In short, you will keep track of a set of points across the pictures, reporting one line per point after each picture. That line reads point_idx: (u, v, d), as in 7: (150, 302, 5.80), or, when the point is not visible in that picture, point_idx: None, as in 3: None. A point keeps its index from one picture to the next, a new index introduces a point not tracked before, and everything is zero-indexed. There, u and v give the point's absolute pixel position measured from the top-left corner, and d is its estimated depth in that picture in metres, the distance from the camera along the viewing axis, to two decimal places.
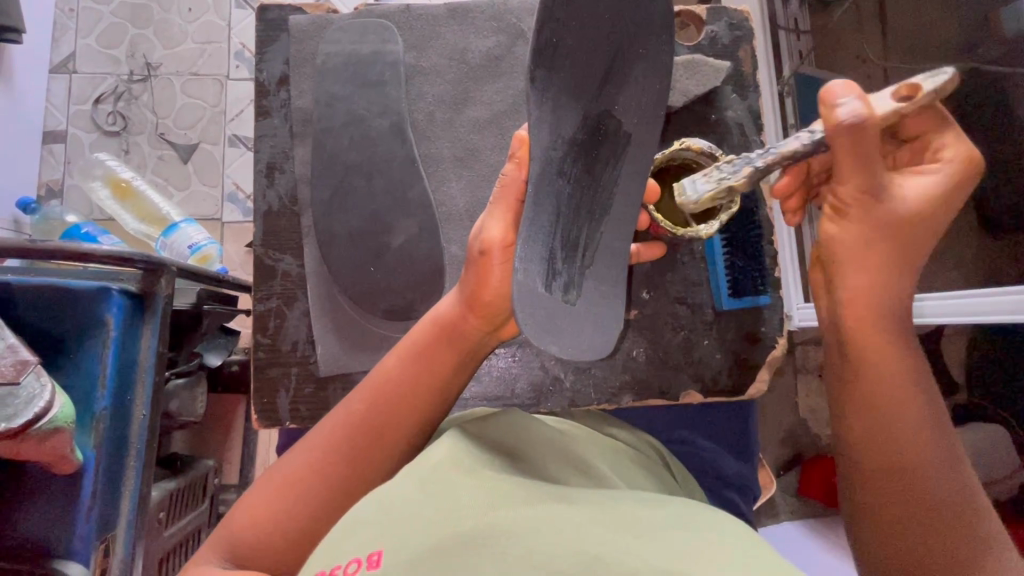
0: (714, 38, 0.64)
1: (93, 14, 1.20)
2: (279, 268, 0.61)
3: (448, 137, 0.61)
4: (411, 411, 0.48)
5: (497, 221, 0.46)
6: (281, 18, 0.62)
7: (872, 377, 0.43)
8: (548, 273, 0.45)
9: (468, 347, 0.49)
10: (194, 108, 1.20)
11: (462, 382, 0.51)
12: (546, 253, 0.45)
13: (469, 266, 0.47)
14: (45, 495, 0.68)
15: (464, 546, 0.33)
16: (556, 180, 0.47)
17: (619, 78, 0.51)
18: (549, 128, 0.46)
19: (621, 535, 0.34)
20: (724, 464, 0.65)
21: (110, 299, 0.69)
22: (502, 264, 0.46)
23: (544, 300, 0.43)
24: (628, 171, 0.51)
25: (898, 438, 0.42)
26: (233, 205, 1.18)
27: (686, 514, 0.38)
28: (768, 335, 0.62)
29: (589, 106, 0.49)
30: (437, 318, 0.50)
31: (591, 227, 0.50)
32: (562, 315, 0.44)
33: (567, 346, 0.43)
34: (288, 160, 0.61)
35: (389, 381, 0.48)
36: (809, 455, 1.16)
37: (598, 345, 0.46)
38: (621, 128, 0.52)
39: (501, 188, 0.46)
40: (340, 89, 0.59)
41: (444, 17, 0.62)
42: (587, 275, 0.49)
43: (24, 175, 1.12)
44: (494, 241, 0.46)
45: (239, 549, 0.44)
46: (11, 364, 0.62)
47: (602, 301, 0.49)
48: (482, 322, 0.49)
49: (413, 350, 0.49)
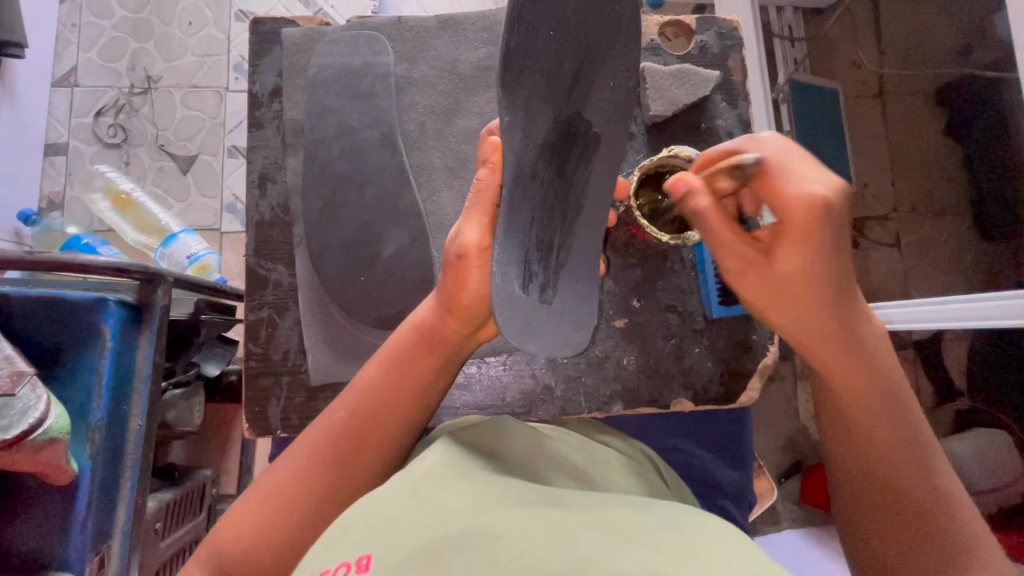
0: (704, 47, 0.65)
1: (95, 29, 1.22)
2: (271, 278, 0.61)
3: (439, 147, 0.62)
4: (392, 417, 0.48)
5: (473, 225, 0.46)
6: (274, 31, 0.63)
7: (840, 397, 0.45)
8: (524, 275, 0.45)
9: (447, 352, 0.49)
10: (194, 120, 1.21)
11: (443, 388, 0.51)
12: (522, 255, 0.45)
13: (446, 270, 0.47)
14: (40, 506, 0.68)
15: (453, 550, 0.33)
16: (530, 184, 0.47)
17: (588, 78, 0.50)
18: (521, 132, 0.46)
19: (611, 537, 0.34)
20: (717, 471, 0.65)
21: (106, 309, 0.69)
22: (479, 268, 0.46)
23: (520, 301, 0.43)
24: (599, 170, 0.51)
25: (866, 455, 0.45)
26: (232, 215, 1.19)
27: (672, 515, 0.38)
28: (759, 343, 0.62)
29: (558, 109, 0.49)
30: (416, 325, 0.49)
31: (564, 230, 0.49)
32: (539, 315, 0.44)
33: (543, 345, 0.43)
34: (280, 170, 0.62)
35: (370, 387, 0.49)
36: (810, 463, 1.16)
37: (574, 342, 0.46)
38: (591, 129, 0.51)
39: (476, 192, 0.46)
40: (331, 100, 0.59)
41: (435, 29, 0.62)
42: (562, 274, 0.49)
43: (25, 187, 1.13)
44: (471, 245, 0.45)
45: (226, 561, 0.44)
46: (7, 374, 0.61)
47: (575, 299, 0.49)
48: (460, 324, 0.48)
49: (394, 355, 0.49)
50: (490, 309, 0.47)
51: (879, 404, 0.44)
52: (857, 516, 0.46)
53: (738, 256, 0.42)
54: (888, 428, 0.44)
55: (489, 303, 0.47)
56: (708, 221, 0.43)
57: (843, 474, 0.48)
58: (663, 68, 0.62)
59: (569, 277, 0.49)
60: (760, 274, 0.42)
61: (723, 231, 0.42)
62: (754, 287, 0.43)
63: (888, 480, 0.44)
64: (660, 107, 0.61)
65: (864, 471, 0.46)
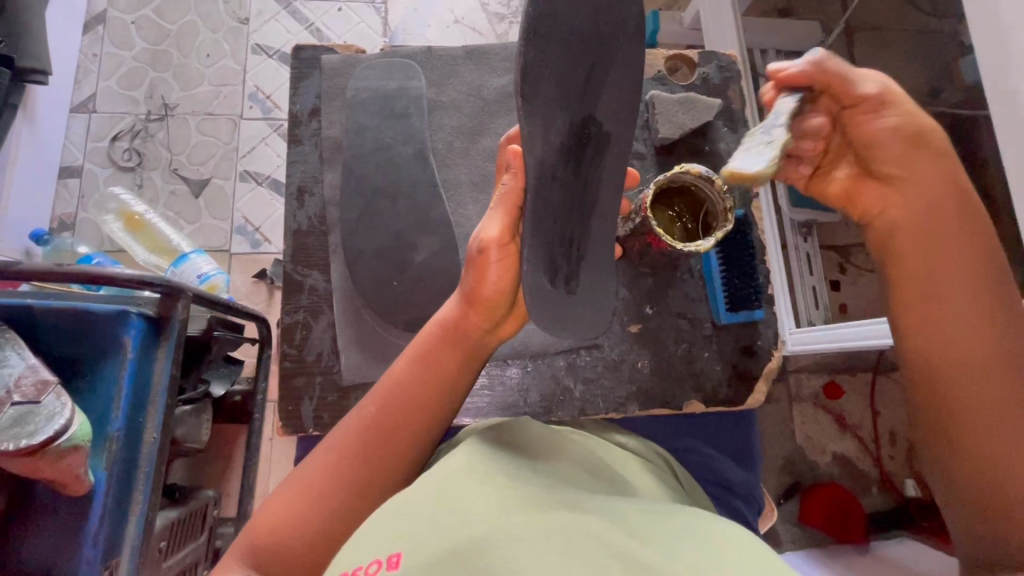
0: (706, 78, 0.71)
1: (116, 59, 1.27)
2: (306, 283, 0.63)
3: (465, 164, 0.66)
4: (420, 409, 0.50)
5: (495, 221, 0.51)
6: (313, 57, 0.67)
7: (953, 275, 0.44)
8: (551, 270, 0.50)
9: (471, 347, 0.52)
10: (209, 145, 1.25)
11: (468, 382, 0.53)
12: (548, 254, 0.49)
13: (469, 265, 0.52)
14: (52, 519, 0.68)
15: (480, 550, 0.34)
16: (551, 186, 0.49)
17: (598, 83, 0.52)
18: (541, 139, 0.48)
19: (630, 543, 0.35)
20: (730, 473, 0.67)
21: (128, 321, 0.70)
22: (499, 262, 0.51)
23: (549, 295, 0.49)
24: (611, 167, 0.54)
25: (976, 355, 0.43)
26: (242, 237, 1.22)
27: (697, 522, 0.38)
28: (764, 347, 0.66)
29: (575, 112, 0.51)
30: (440, 323, 0.53)
31: (583, 226, 0.53)
32: (567, 306, 0.50)
33: (575, 333, 0.51)
34: (317, 183, 0.65)
35: (397, 383, 0.51)
36: (809, 482, 1.18)
37: (598, 321, 0.54)
38: (602, 130, 0.53)
39: (501, 194, 0.51)
40: (367, 119, 0.64)
41: (463, 58, 0.68)
42: (581, 266, 0.53)
43: (38, 207, 1.15)
44: (491, 239, 0.50)
45: (261, 553, 0.46)
46: (32, 384, 0.63)
47: (595, 287, 0.54)
48: (482, 318, 0.52)
49: (419, 351, 0.52)
50: (511, 301, 0.52)
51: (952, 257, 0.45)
52: (968, 436, 0.43)
53: (863, 113, 0.48)
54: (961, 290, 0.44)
55: (509, 295, 0.51)
56: (835, 74, 0.48)
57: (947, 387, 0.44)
58: (670, 95, 0.67)
59: (587, 270, 0.54)
60: (898, 122, 0.47)
61: (858, 78, 0.48)
62: (893, 135, 0.47)
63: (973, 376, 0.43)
64: (669, 131, 0.66)
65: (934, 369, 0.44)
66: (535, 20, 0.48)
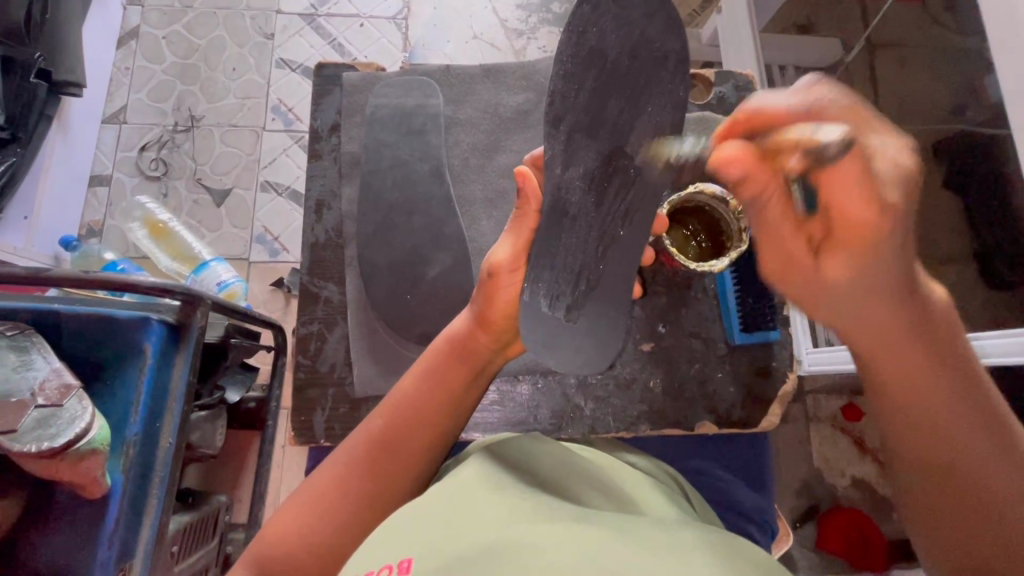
0: (722, 97, 0.71)
1: (147, 72, 1.32)
2: (322, 295, 0.65)
3: (480, 181, 0.67)
4: (426, 426, 0.50)
5: (505, 245, 0.53)
6: (335, 74, 0.69)
7: (907, 370, 0.40)
8: (553, 294, 0.52)
9: (479, 365, 0.53)
10: (231, 156, 1.28)
11: (475, 399, 0.54)
12: (556, 277, 0.52)
13: (479, 287, 0.53)
14: (70, 519, 0.69)
15: (487, 555, 0.33)
16: (563, 214, 0.52)
17: (632, 115, 0.52)
18: (560, 166, 0.51)
19: (642, 551, 0.34)
20: (742, 495, 0.66)
21: (149, 328, 0.72)
22: (509, 284, 0.52)
23: (547, 318, 0.52)
24: (637, 202, 0.53)
25: (953, 442, 0.40)
26: (262, 246, 1.24)
27: (713, 540, 0.37)
28: (779, 369, 0.65)
29: (602, 144, 0.52)
30: (449, 337, 0.53)
31: (597, 259, 0.53)
32: (563, 331, 0.53)
33: (565, 360, 0.53)
34: (335, 198, 0.67)
35: (406, 397, 0.52)
36: (826, 507, 1.15)
37: (597, 359, 0.54)
38: (632, 163, 0.52)
39: (517, 217, 0.53)
40: (386, 136, 0.65)
41: (480, 76, 0.69)
42: (591, 296, 0.54)
43: (69, 215, 1.19)
44: (502, 262, 0.51)
45: (266, 562, 0.46)
46: (56, 387, 0.65)
47: (602, 317, 0.54)
48: (489, 338, 0.53)
49: (427, 367, 0.53)
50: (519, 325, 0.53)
51: (908, 348, 0.40)
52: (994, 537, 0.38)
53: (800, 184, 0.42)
54: (923, 376, 0.40)
55: (518, 318, 0.52)
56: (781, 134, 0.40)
57: (952, 473, 0.40)
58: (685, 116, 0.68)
59: (597, 301, 0.54)
60: (875, 228, 0.39)
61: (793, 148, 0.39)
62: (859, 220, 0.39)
63: (941, 455, 0.40)
64: None
65: (925, 465, 0.41)
66: (575, 51, 0.52)
